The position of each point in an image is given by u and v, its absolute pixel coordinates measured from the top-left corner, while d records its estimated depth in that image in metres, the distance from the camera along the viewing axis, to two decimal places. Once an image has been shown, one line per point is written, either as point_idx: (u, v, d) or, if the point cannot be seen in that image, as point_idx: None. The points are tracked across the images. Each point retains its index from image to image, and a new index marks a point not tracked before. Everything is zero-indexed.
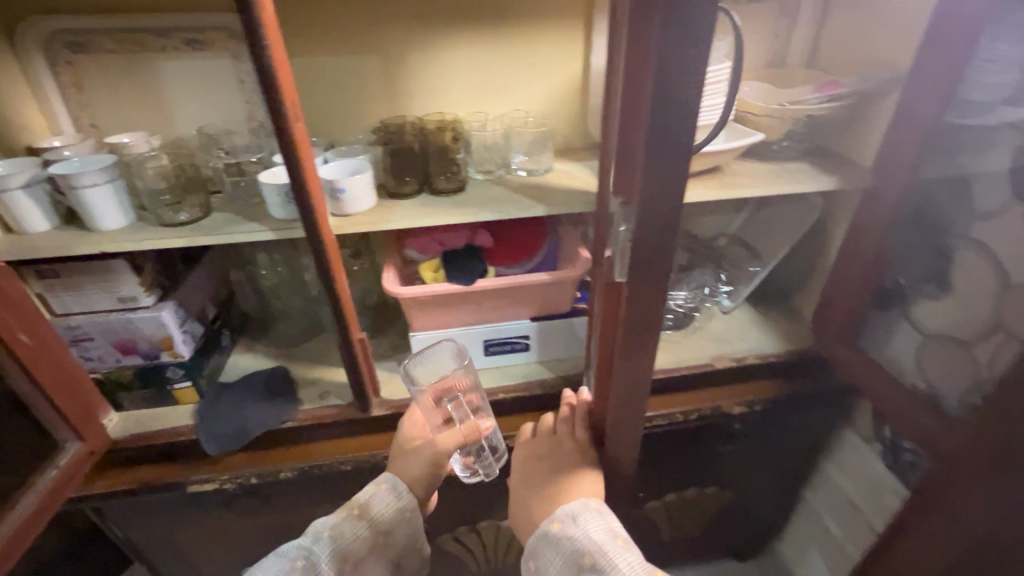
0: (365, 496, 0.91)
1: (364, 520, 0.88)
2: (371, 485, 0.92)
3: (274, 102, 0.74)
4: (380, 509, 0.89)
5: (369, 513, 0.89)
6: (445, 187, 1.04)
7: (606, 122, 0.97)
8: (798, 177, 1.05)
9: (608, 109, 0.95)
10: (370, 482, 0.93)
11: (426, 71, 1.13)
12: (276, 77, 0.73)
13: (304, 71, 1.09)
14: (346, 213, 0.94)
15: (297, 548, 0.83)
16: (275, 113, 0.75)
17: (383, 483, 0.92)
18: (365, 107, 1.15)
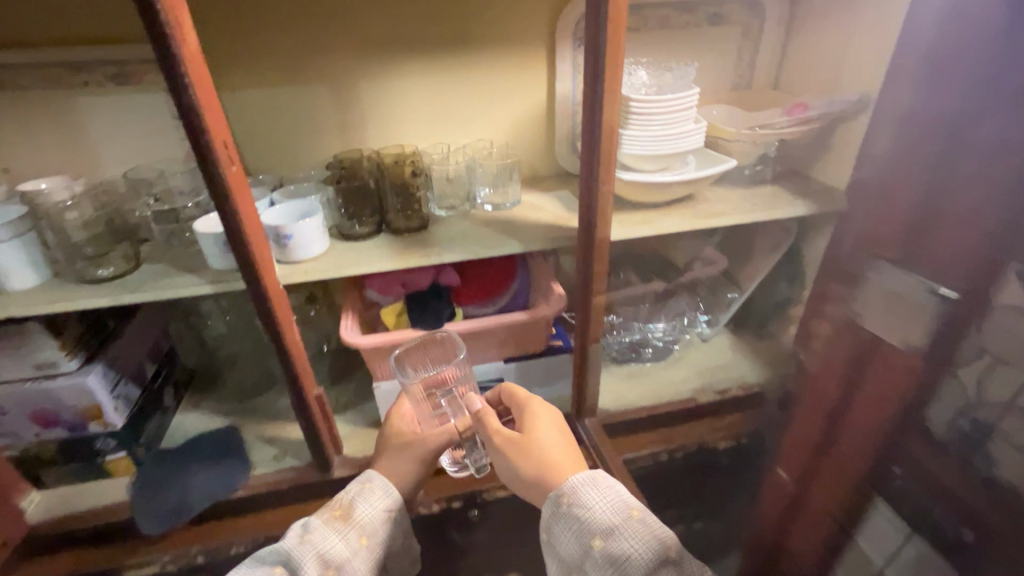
0: (349, 495, 0.76)
1: (349, 524, 0.73)
2: (356, 484, 0.78)
3: (202, 142, 0.66)
4: (366, 511, 0.75)
5: (353, 516, 0.74)
6: (405, 226, 0.96)
7: (588, 134, 0.76)
8: (773, 203, 1.03)
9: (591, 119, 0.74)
10: (355, 481, 0.79)
11: (381, 102, 1.06)
12: (203, 117, 0.65)
13: (247, 105, 1.01)
14: (294, 260, 0.86)
15: (273, 556, 0.69)
16: (202, 155, 0.67)
17: (368, 481, 0.78)
18: (317, 142, 1.07)
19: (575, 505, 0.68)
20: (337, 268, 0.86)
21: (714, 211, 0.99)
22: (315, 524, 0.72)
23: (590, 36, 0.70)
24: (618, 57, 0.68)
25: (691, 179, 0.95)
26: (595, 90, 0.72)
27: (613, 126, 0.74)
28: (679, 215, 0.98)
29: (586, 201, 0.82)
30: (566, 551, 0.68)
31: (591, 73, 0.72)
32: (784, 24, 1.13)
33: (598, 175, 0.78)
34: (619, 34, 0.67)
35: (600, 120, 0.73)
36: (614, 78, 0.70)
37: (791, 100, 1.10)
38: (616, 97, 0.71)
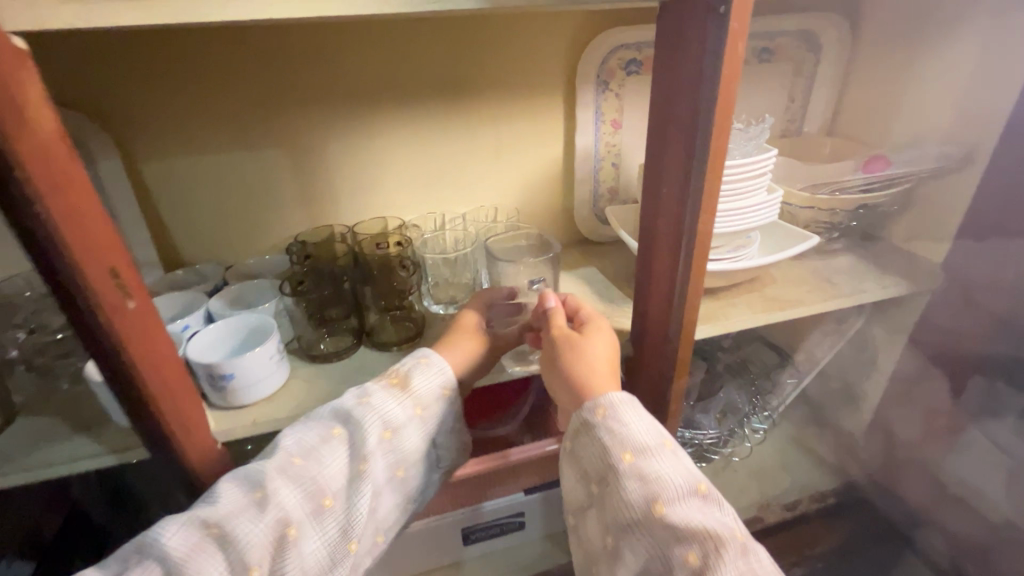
0: (404, 368, 0.64)
1: (407, 394, 0.62)
2: (411, 357, 0.65)
3: (67, 263, 0.41)
4: (425, 387, 0.63)
5: (410, 389, 0.62)
6: (395, 338, 0.72)
7: (670, 213, 0.55)
8: (855, 281, 0.81)
9: (677, 196, 0.53)
10: (409, 353, 0.66)
11: (360, 165, 0.83)
12: (65, 236, 0.40)
13: (182, 175, 0.77)
14: (238, 404, 0.61)
15: (330, 414, 0.59)
16: (69, 282, 0.42)
17: (426, 356, 0.65)
18: (277, 218, 0.83)
19: (611, 421, 0.55)
20: (304, 411, 0.62)
21: (788, 298, 0.78)
22: (368, 390, 0.61)
23: (684, 93, 0.48)
24: (726, 126, 0.46)
25: (763, 264, 0.73)
26: (686, 167, 0.50)
27: (709, 219, 0.52)
28: (746, 305, 0.76)
29: (665, 306, 0.61)
30: (589, 466, 0.56)
31: (682, 143, 0.50)
32: (842, 61, 0.93)
33: (685, 280, 0.56)
34: (730, 94, 0.45)
35: (693, 210, 0.51)
36: (718, 155, 0.48)
37: (862, 151, 0.90)
38: (716, 180, 0.49)
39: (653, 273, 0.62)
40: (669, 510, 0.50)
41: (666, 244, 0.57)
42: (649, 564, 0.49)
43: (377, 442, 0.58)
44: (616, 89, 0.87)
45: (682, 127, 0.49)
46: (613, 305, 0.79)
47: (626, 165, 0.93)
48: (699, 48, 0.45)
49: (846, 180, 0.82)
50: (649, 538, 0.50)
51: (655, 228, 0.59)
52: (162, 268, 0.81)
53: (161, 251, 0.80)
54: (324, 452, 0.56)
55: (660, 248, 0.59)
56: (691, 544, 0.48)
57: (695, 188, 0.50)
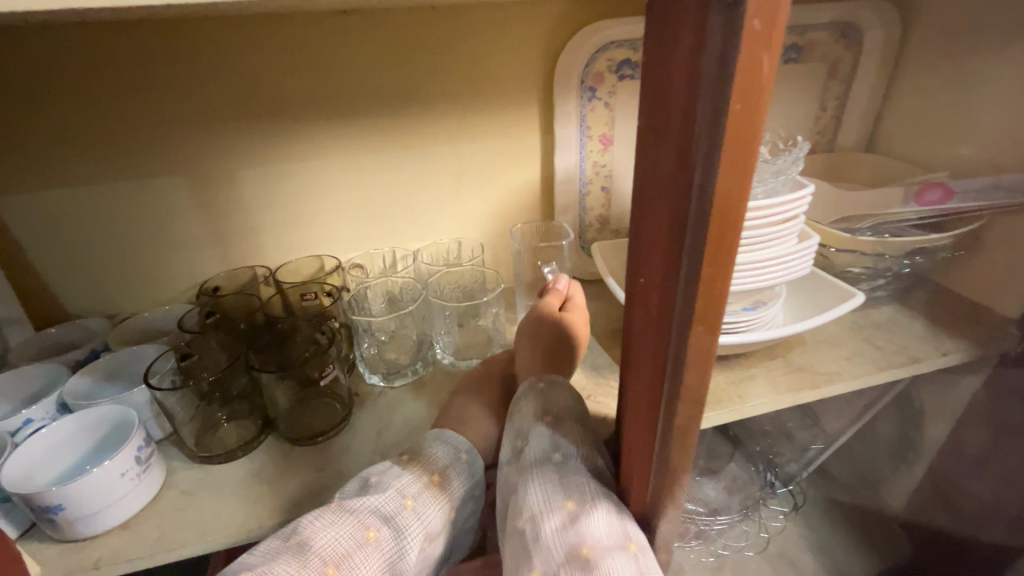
0: (442, 459, 0.50)
1: (448, 499, 0.47)
2: (448, 446, 0.51)
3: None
4: (463, 492, 0.49)
5: (450, 492, 0.48)
6: (312, 430, 0.55)
7: (648, 322, 0.32)
8: (908, 343, 0.63)
9: (659, 295, 0.30)
10: (441, 436, 0.52)
11: (273, 200, 0.66)
12: None
13: (47, 213, 0.61)
14: (73, 537, 0.45)
15: (365, 509, 0.43)
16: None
17: (468, 450, 0.52)
18: (177, 262, 0.67)
19: (545, 389, 0.53)
20: (166, 548, 0.45)
21: (822, 370, 0.60)
22: (406, 484, 0.46)
23: (662, 148, 0.27)
24: (736, 216, 0.25)
25: (791, 333, 0.56)
26: (667, 275, 0.29)
27: (704, 363, 0.30)
28: (765, 380, 0.59)
29: (642, 477, 0.38)
30: (515, 424, 0.50)
31: (661, 234, 0.29)
32: (887, 61, 0.75)
33: (666, 449, 0.34)
34: (743, 161, 0.24)
35: (677, 341, 0.30)
36: (720, 264, 0.27)
37: (915, 175, 0.73)
38: (714, 303, 0.28)
39: (622, 414, 0.40)
40: (568, 463, 0.44)
41: (636, 385, 0.36)
42: (530, 504, 0.42)
43: (415, 562, 0.44)
44: (605, 97, 0.69)
45: (659, 204, 0.28)
46: (596, 375, 0.62)
47: (619, 190, 0.76)
48: (688, 71, 0.24)
49: (893, 213, 0.65)
50: (540, 482, 0.43)
51: (623, 354, 0.38)
52: (33, 325, 0.65)
53: (31, 304, 0.65)
54: (360, 562, 0.41)
55: (628, 384, 0.37)
56: (572, 492, 0.41)
57: (680, 312, 0.29)
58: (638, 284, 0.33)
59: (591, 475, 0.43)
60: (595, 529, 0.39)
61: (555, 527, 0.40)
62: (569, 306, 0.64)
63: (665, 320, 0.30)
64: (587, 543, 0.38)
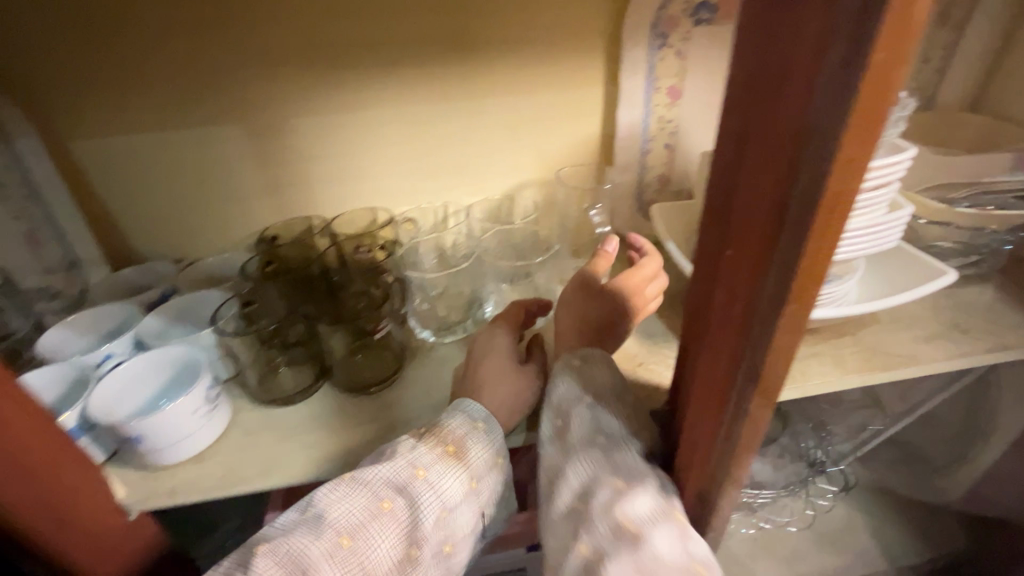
0: (459, 430, 0.48)
1: (465, 469, 0.46)
2: (467, 415, 0.49)
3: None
4: (482, 462, 0.47)
5: (468, 460, 0.46)
6: (364, 377, 0.57)
7: (731, 294, 0.30)
8: (1001, 327, 0.58)
9: (751, 266, 0.27)
10: (461, 405, 0.50)
11: (327, 150, 0.66)
12: None
13: (119, 160, 0.63)
14: (150, 466, 0.49)
15: (377, 480, 0.44)
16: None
17: (486, 419, 0.49)
18: (236, 209, 0.68)
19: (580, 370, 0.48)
20: (233, 483, 0.49)
21: (897, 352, 0.56)
22: (418, 454, 0.46)
23: (773, 107, 0.24)
24: (852, 192, 0.22)
25: (868, 311, 0.53)
26: (762, 251, 0.26)
27: (792, 340, 0.28)
28: (833, 358, 0.56)
29: (703, 452, 0.37)
30: (551, 400, 0.48)
31: (758, 201, 0.26)
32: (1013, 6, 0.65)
33: (736, 428, 0.33)
34: (872, 125, 0.21)
35: (767, 317, 0.27)
36: (824, 242, 0.24)
37: None
38: (813, 283, 0.26)
39: (685, 392, 0.39)
40: (611, 445, 0.43)
41: (710, 363, 0.34)
42: (577, 482, 0.43)
43: (436, 530, 0.44)
44: (678, 45, 0.64)
45: (759, 175, 0.25)
46: (650, 342, 0.60)
47: (683, 148, 0.71)
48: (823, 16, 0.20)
49: (998, 183, 0.60)
50: (586, 461, 0.43)
51: (692, 325, 0.36)
52: (111, 267, 0.69)
53: (109, 247, 0.68)
54: (375, 532, 0.42)
55: (698, 362, 0.35)
56: (620, 471, 0.42)
57: (772, 292, 0.26)
58: (723, 254, 0.30)
59: (640, 453, 0.43)
60: (641, 507, 0.40)
61: (604, 506, 0.41)
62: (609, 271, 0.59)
63: (753, 292, 0.28)
64: (632, 519, 0.39)
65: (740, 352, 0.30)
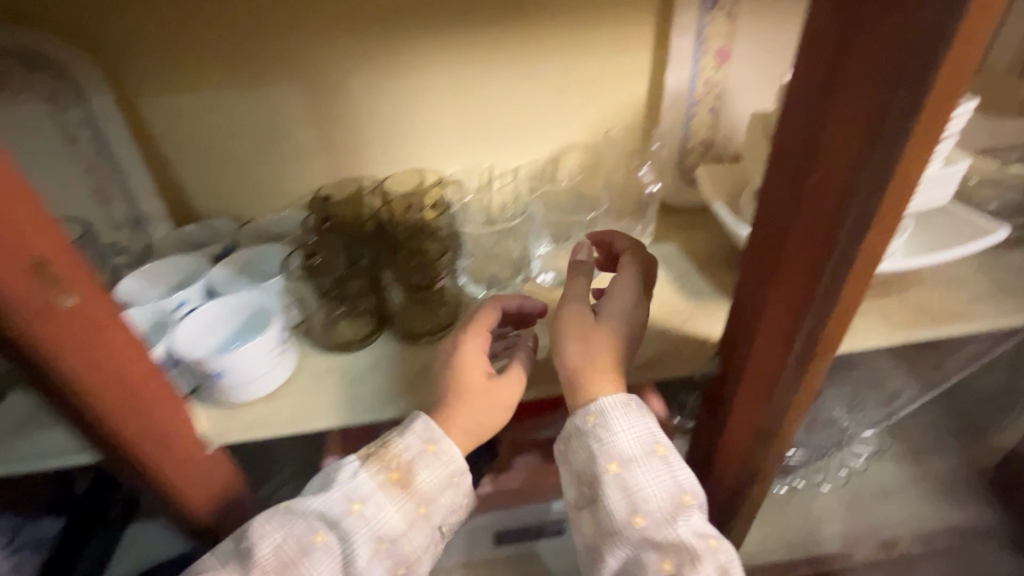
0: (404, 453, 0.50)
1: (409, 494, 0.49)
2: (417, 435, 0.50)
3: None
4: (430, 483, 0.50)
5: (411, 486, 0.49)
6: (419, 327, 0.60)
7: (817, 213, 0.36)
8: None
9: (841, 185, 0.34)
10: (409, 422, 0.51)
11: (382, 111, 0.67)
12: None
13: (184, 119, 0.65)
14: (225, 403, 0.52)
15: (312, 512, 0.48)
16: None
17: (433, 438, 0.50)
18: (291, 169, 0.70)
19: (601, 431, 0.50)
20: (307, 419, 0.52)
21: (941, 310, 0.57)
22: (355, 486, 0.48)
23: (837, 112, 0.33)
24: (938, 110, 0.29)
25: (910, 266, 0.55)
26: (831, 221, 0.36)
27: (874, 245, 0.35)
28: (878, 315, 0.57)
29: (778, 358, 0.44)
30: (580, 469, 0.52)
31: (847, 129, 0.33)
32: None
33: (814, 330, 0.40)
34: (964, 53, 0.27)
35: (855, 222, 0.34)
36: (912, 154, 0.31)
37: None
38: (901, 191, 0.33)
39: (747, 339, 0.48)
40: (649, 524, 0.48)
41: (776, 309, 0.43)
42: (624, 565, 0.49)
43: (377, 556, 0.48)
44: (729, 5, 0.64)
45: (850, 108, 0.32)
46: (695, 299, 0.62)
47: (729, 111, 0.72)
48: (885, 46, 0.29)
49: None
50: (629, 547, 0.49)
51: (770, 252, 0.43)
52: (175, 222, 0.72)
53: (172, 204, 0.71)
54: (310, 564, 0.47)
55: (764, 311, 0.45)
56: (668, 554, 0.48)
57: (862, 202, 0.33)
58: (809, 182, 0.37)
59: (688, 526, 0.49)
60: None
61: None
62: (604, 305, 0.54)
63: (843, 204, 0.34)
64: None
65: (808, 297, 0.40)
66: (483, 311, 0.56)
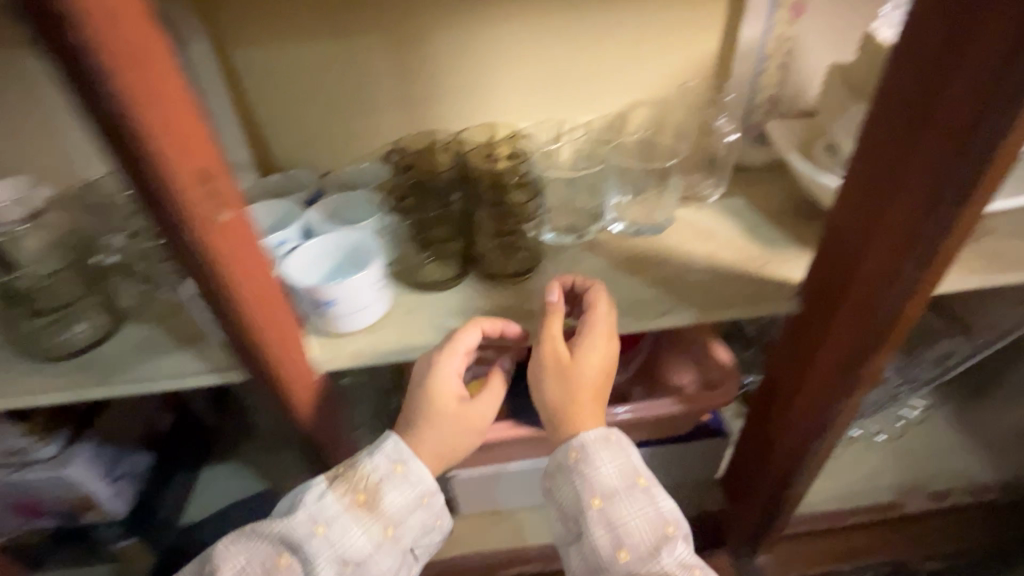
0: (371, 475, 0.54)
1: (373, 516, 0.53)
2: (386, 455, 0.54)
3: (136, 140, 0.32)
4: (397, 504, 0.54)
5: (377, 509, 0.53)
6: (500, 269, 0.63)
7: (952, 124, 0.39)
8: None
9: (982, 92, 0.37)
10: (378, 445, 0.55)
11: (461, 63, 0.69)
12: (151, 148, 0.33)
13: (273, 69, 0.68)
14: (327, 334, 0.56)
15: (274, 535, 0.52)
16: (136, 169, 0.34)
17: (400, 461, 0.54)
18: (370, 121, 0.73)
19: (582, 466, 0.53)
20: (405, 346, 0.56)
21: (1017, 257, 0.59)
22: (320, 508, 0.52)
23: (953, 80, 0.38)
24: None
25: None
26: (967, 126, 0.39)
27: (1007, 148, 0.39)
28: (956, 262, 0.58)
29: (887, 275, 0.48)
30: (564, 504, 0.55)
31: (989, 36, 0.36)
32: None
33: (937, 238, 0.44)
34: None
35: (995, 124, 0.37)
36: None
37: None
38: None
39: (834, 293, 0.53)
40: (633, 556, 0.51)
41: (882, 244, 0.47)
42: None
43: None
44: None
45: (994, 16, 0.35)
46: (769, 248, 0.63)
47: (799, 66, 0.72)
48: (1014, 19, 0.34)
49: None
50: None
51: (882, 174, 0.46)
52: (258, 173, 0.76)
53: (255, 155, 0.74)
54: None
55: (857, 267, 0.50)
56: None
57: (1005, 103, 0.36)
58: (940, 95, 0.40)
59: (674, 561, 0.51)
60: None
61: None
62: (580, 341, 0.55)
63: (983, 109, 0.37)
64: None
65: (907, 248, 0.45)
66: (463, 329, 0.54)
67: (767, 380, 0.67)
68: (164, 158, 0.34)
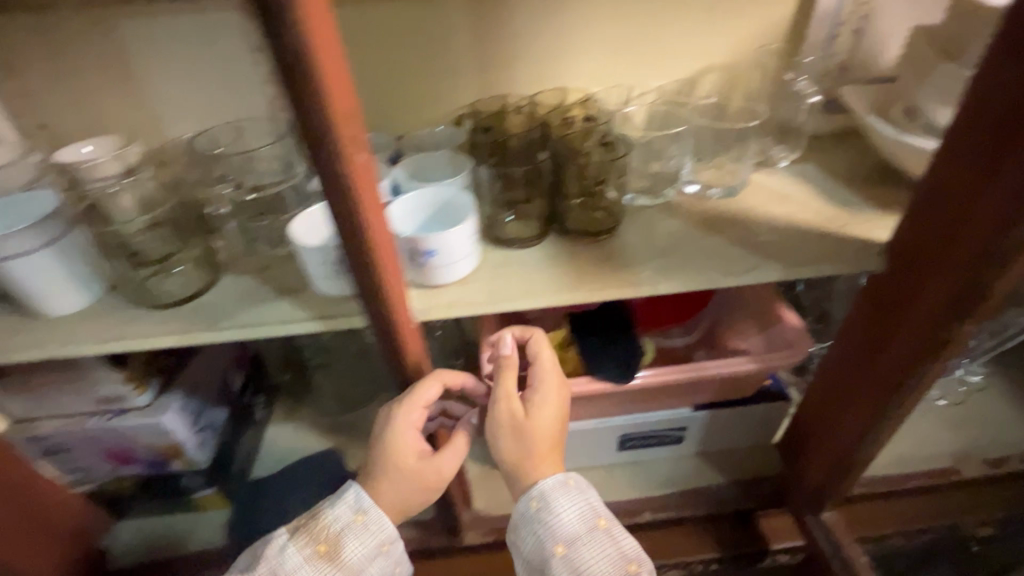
0: (333, 527, 0.57)
1: (336, 565, 0.56)
2: (347, 506, 0.57)
3: (307, 74, 0.33)
4: (358, 553, 0.57)
5: (339, 559, 0.56)
6: (583, 225, 0.64)
7: None
8: None
9: None
10: (342, 495, 0.58)
11: (540, 25, 0.69)
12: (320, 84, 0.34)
13: (354, 29, 0.68)
14: (425, 283, 0.57)
15: None
16: (301, 103, 0.35)
17: (360, 513, 0.57)
18: (446, 84, 0.73)
19: (544, 513, 0.56)
20: (503, 300, 0.57)
21: None
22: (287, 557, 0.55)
23: None
24: None
25: None
26: None
27: None
28: None
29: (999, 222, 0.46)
30: (529, 556, 0.57)
31: None
32: None
33: None
34: None
35: None
36: None
37: None
38: None
39: (933, 259, 0.53)
40: None
41: (999, 187, 0.45)
42: None
43: None
44: None
45: None
46: (848, 210, 0.64)
47: (876, 31, 0.72)
48: None
49: None
50: None
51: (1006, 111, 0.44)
52: None
53: None
54: None
55: (970, 213, 0.48)
56: None
57: None
58: None
59: None
60: None
61: None
62: (534, 397, 0.59)
63: None
64: None
65: (1005, 228, 0.46)
66: (421, 386, 0.56)
67: (845, 349, 0.67)
68: (323, 91, 0.34)
